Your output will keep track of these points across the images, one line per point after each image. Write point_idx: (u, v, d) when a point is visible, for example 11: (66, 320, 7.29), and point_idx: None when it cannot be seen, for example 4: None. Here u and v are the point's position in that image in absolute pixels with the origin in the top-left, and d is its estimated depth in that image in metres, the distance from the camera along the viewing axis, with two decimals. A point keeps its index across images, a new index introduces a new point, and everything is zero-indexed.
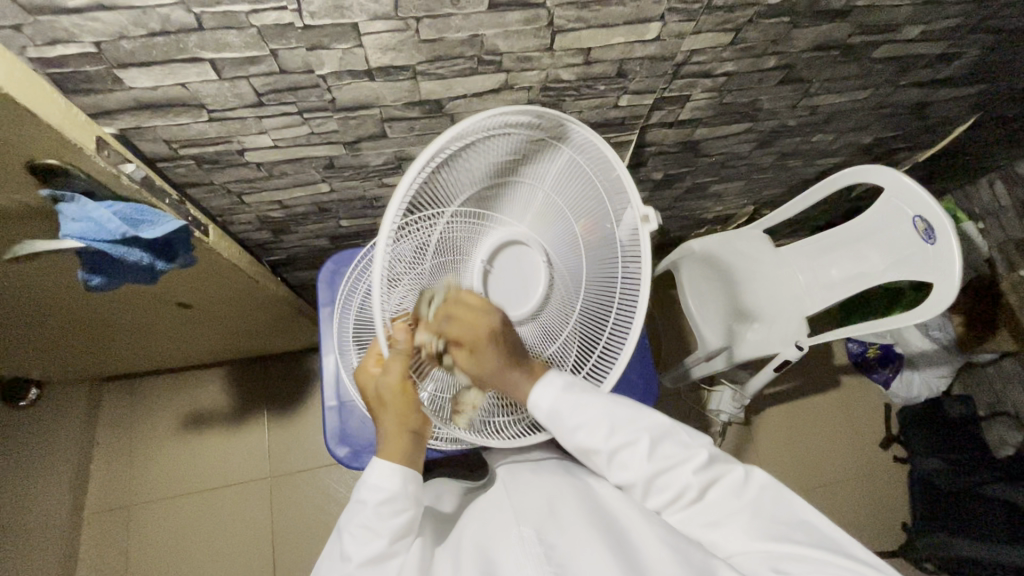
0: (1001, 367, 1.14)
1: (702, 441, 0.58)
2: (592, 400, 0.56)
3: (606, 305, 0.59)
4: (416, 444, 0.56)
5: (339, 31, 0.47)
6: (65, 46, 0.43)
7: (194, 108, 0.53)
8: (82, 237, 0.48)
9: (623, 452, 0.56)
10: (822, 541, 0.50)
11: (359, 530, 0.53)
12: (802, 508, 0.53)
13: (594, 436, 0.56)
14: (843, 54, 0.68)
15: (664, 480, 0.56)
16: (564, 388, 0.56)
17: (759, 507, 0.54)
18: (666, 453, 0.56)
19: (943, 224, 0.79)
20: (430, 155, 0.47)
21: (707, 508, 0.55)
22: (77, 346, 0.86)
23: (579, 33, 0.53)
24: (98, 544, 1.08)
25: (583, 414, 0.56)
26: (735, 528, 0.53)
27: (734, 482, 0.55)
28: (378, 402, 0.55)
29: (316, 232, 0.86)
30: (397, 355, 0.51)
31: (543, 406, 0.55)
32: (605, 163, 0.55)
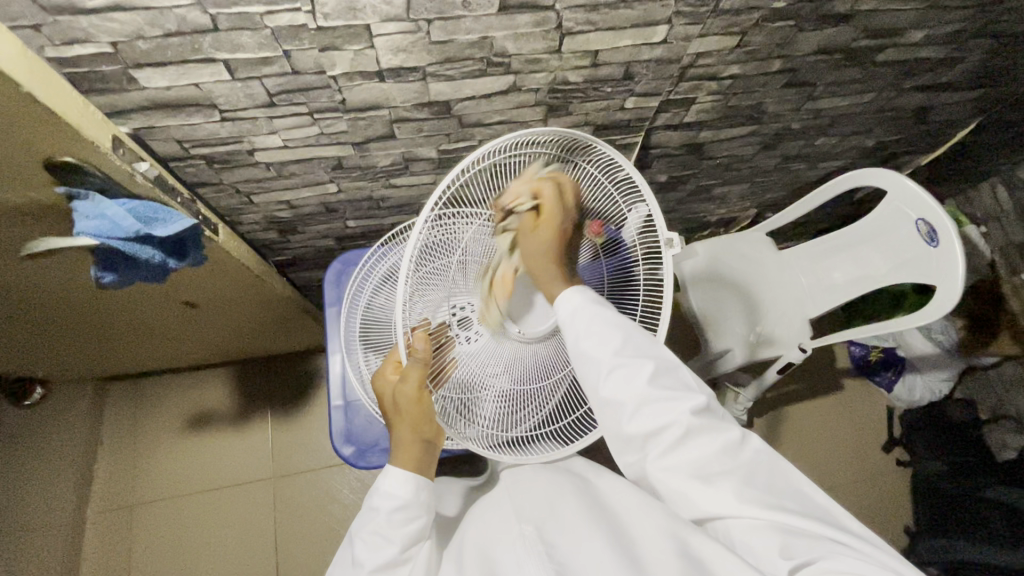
0: (1002, 370, 1.16)
1: (700, 390, 0.56)
2: (606, 316, 0.54)
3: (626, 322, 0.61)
4: (429, 452, 0.56)
5: (351, 33, 0.48)
6: (83, 46, 0.44)
7: (206, 108, 0.54)
8: (97, 234, 0.49)
9: (624, 369, 0.53)
10: (816, 513, 0.50)
11: (372, 536, 0.53)
12: (795, 477, 0.53)
13: (602, 345, 0.53)
14: (847, 58, 0.68)
15: (659, 410, 0.53)
16: (592, 302, 0.55)
17: (752, 470, 0.52)
18: (666, 386, 0.53)
19: (945, 225, 0.79)
20: (463, 166, 0.51)
21: (696, 459, 0.52)
22: (84, 344, 0.86)
23: (587, 36, 0.54)
24: (102, 543, 1.08)
25: (597, 324, 0.54)
26: (726, 487, 0.51)
27: (729, 442, 0.53)
28: (394, 409, 0.56)
29: (322, 232, 0.86)
30: (415, 365, 0.53)
31: (568, 306, 0.55)
32: (630, 183, 0.56)
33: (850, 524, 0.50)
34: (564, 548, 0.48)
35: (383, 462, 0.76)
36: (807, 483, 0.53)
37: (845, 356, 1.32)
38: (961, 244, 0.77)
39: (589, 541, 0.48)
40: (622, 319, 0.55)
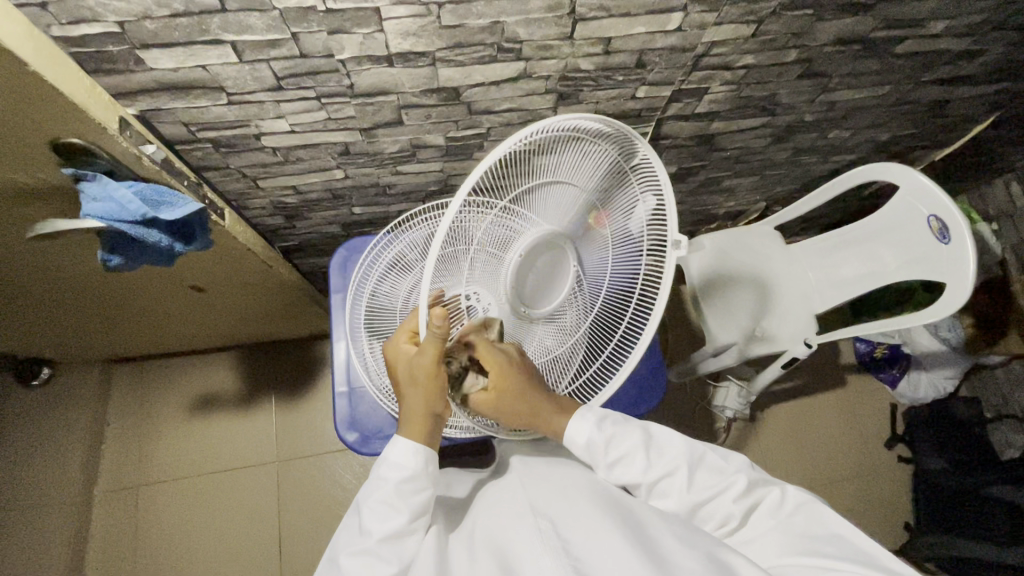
0: (1010, 369, 1.14)
1: (738, 464, 0.58)
2: (626, 433, 0.57)
3: (621, 307, 0.60)
4: (437, 426, 0.55)
5: (361, 16, 0.47)
6: (90, 25, 0.44)
7: (213, 90, 0.53)
8: (104, 217, 0.48)
9: (662, 483, 0.57)
10: (855, 554, 0.49)
11: (379, 506, 0.54)
12: (836, 524, 0.53)
13: (632, 468, 0.57)
14: (865, 49, 0.67)
15: (704, 509, 0.57)
16: (598, 423, 0.57)
17: (794, 527, 0.54)
18: (704, 482, 0.57)
19: (958, 224, 0.78)
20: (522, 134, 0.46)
21: (748, 535, 0.56)
22: (88, 327, 0.87)
23: (601, 22, 0.53)
24: (106, 523, 1.09)
25: (619, 450, 0.57)
26: (770, 548, 0.54)
27: (771, 503, 0.56)
28: (409, 378, 0.53)
29: (328, 219, 0.86)
30: (433, 340, 0.48)
31: (580, 444, 0.56)
32: (651, 174, 0.55)
33: (893, 564, 0.48)
34: (580, 543, 0.48)
35: (385, 448, 0.76)
36: (849, 528, 0.52)
37: (851, 352, 1.32)
38: (974, 243, 0.76)
39: (605, 535, 0.48)
40: (642, 430, 0.58)
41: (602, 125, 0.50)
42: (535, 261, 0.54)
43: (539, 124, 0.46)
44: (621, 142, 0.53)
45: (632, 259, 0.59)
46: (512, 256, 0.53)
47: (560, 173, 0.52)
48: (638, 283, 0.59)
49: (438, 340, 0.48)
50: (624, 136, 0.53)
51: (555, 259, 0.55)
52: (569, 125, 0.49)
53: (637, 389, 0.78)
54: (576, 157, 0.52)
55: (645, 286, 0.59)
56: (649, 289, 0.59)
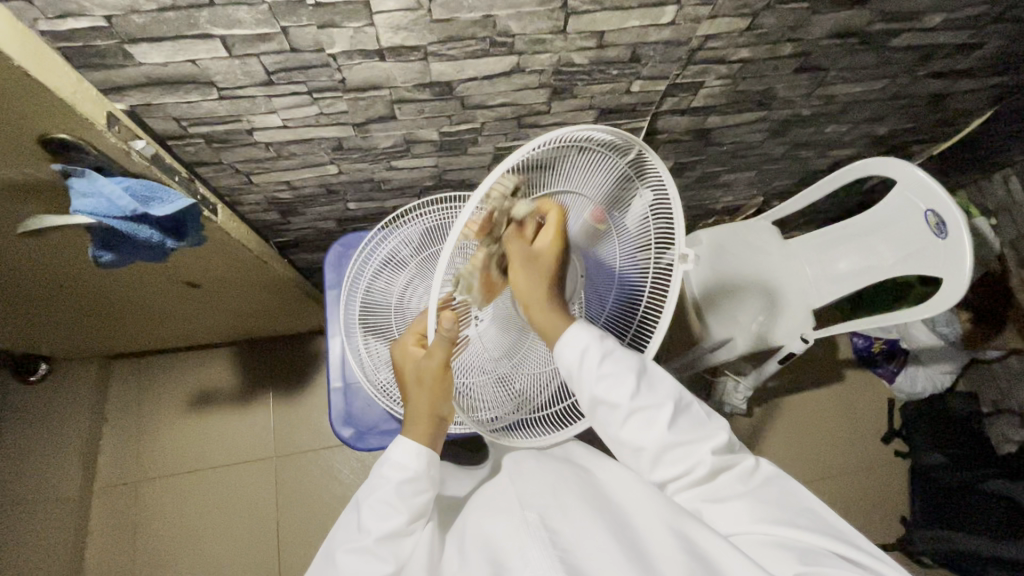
0: (1007, 364, 1.13)
1: (717, 423, 0.58)
2: (623, 358, 0.55)
3: (631, 311, 0.62)
4: (440, 428, 0.57)
5: (351, 9, 0.47)
6: (77, 19, 0.43)
7: (203, 85, 0.53)
8: (94, 213, 0.48)
9: (642, 414, 0.55)
10: (828, 530, 0.51)
11: (379, 505, 0.55)
12: (809, 500, 0.54)
13: (618, 392, 0.55)
14: (861, 42, 0.67)
15: (678, 453, 0.56)
16: (595, 339, 0.55)
17: (765, 492, 0.55)
18: (683, 427, 0.56)
19: (954, 218, 0.77)
20: (522, 153, 0.44)
21: (714, 490, 0.56)
22: (84, 323, 0.87)
23: (594, 16, 0.53)
24: (106, 518, 1.10)
25: (610, 368, 0.54)
26: (739, 509, 0.54)
27: (744, 469, 0.57)
28: (414, 380, 0.55)
29: (323, 214, 0.86)
30: (442, 344, 0.50)
31: (572, 353, 0.53)
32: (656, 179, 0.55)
33: (862, 543, 0.50)
34: (570, 539, 0.48)
35: (381, 444, 0.76)
36: (821, 505, 0.54)
37: (848, 348, 1.32)
38: (971, 237, 0.76)
39: (593, 529, 0.48)
40: (635, 359, 0.56)
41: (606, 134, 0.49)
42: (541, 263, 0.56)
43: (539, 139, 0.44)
44: (623, 148, 0.53)
45: (640, 264, 0.59)
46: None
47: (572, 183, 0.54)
48: (646, 290, 0.60)
49: (448, 344, 0.50)
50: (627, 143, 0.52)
51: (562, 261, 0.57)
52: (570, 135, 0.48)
53: None
54: (586, 169, 0.53)
55: (653, 293, 0.59)
56: (657, 296, 0.59)
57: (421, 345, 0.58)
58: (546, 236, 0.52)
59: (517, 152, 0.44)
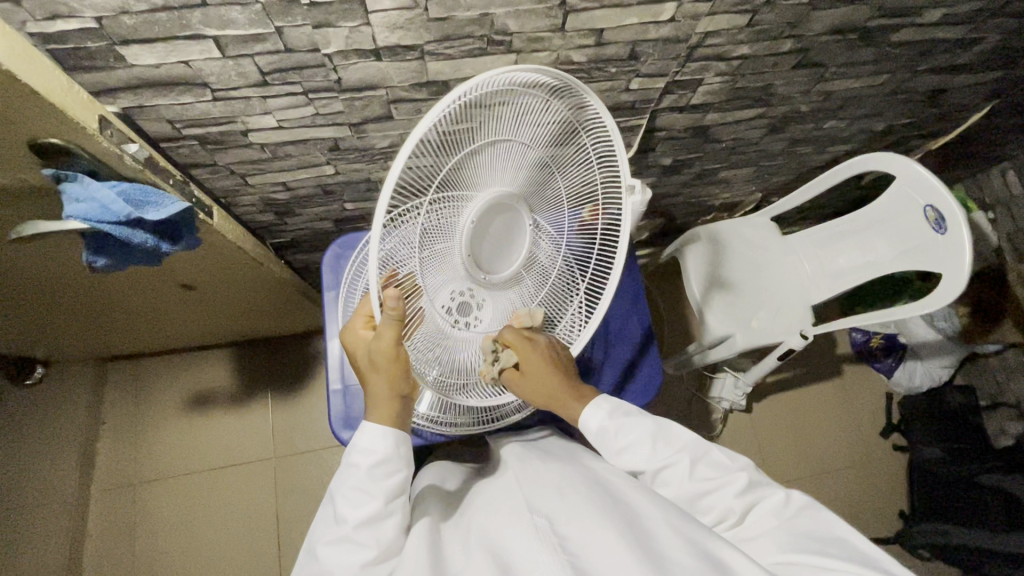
0: (1004, 358, 1.15)
1: (742, 464, 0.58)
2: (636, 422, 0.59)
3: (582, 261, 0.61)
4: (406, 406, 0.54)
5: (346, 9, 0.46)
6: (66, 21, 0.42)
7: (197, 87, 0.52)
8: (87, 218, 0.47)
9: (665, 471, 0.58)
10: (857, 556, 0.48)
11: (352, 493, 0.53)
12: (839, 527, 0.51)
13: (638, 456, 0.58)
14: (861, 38, 0.66)
15: (705, 500, 0.56)
16: (609, 414, 0.59)
17: (795, 524, 0.53)
18: (705, 475, 0.57)
19: (954, 212, 0.77)
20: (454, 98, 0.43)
21: (747, 532, 0.55)
22: (80, 326, 0.86)
23: (592, 13, 0.52)
24: (105, 521, 1.09)
25: (627, 437, 0.58)
26: (769, 544, 0.53)
27: (775, 504, 0.55)
28: (369, 365, 0.51)
29: (320, 215, 0.85)
30: (388, 323, 0.47)
31: (591, 429, 0.59)
32: (601, 127, 0.54)
33: (896, 569, 0.46)
34: (577, 541, 0.48)
35: None
36: (854, 532, 0.51)
37: (846, 343, 1.32)
38: (969, 230, 0.76)
39: (603, 530, 0.48)
40: (651, 421, 0.59)
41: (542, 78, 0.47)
42: (490, 228, 0.52)
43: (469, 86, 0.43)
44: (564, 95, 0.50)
45: (591, 213, 0.58)
46: (464, 223, 0.50)
47: (506, 131, 0.49)
48: (597, 237, 0.60)
49: (397, 323, 0.47)
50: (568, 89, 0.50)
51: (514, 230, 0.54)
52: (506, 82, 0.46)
53: (631, 384, 0.78)
54: (523, 117, 0.49)
55: (604, 237, 0.60)
56: (609, 240, 0.60)
57: (370, 326, 0.55)
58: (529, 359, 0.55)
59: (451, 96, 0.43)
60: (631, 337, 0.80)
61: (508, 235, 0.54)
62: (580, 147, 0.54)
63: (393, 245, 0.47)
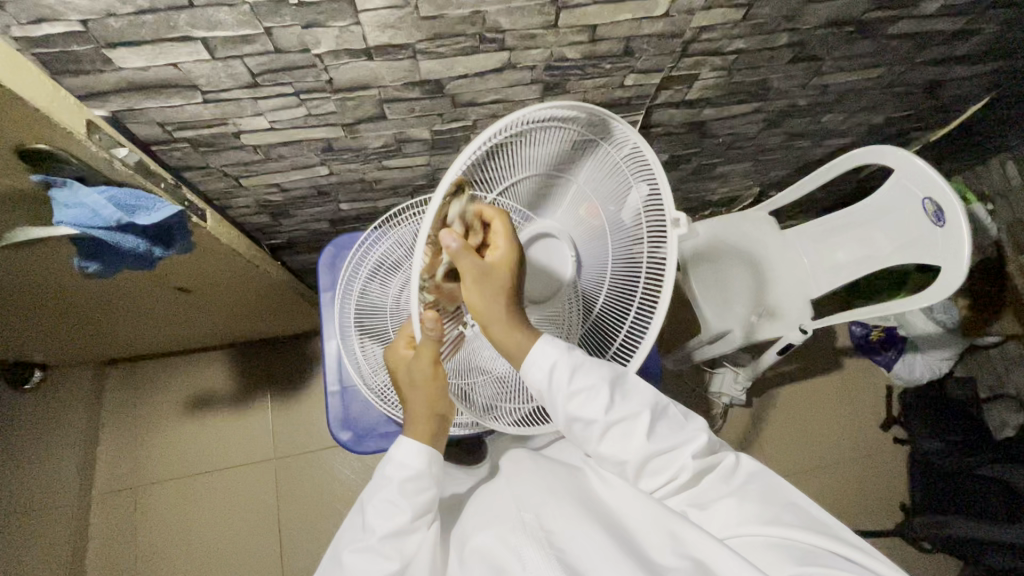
0: (1004, 349, 1.15)
1: (695, 424, 0.56)
2: (594, 368, 0.53)
3: (626, 299, 0.56)
4: (441, 425, 0.56)
5: (335, 8, 0.45)
6: (51, 25, 0.42)
7: (187, 89, 0.51)
8: (78, 224, 0.47)
9: (619, 425, 0.53)
10: (813, 524, 0.48)
11: (383, 504, 0.54)
12: (789, 490, 0.52)
13: (592, 404, 0.52)
14: (857, 31, 0.65)
15: (659, 460, 0.54)
16: (565, 350, 0.53)
17: (749, 489, 0.53)
18: (662, 434, 0.54)
19: (952, 204, 0.77)
20: (491, 131, 0.45)
21: (701, 495, 0.54)
22: (76, 330, 0.85)
23: (585, 10, 0.51)
24: (107, 524, 1.09)
25: (580, 380, 0.52)
26: (725, 510, 0.52)
27: (726, 467, 0.55)
28: (409, 381, 0.54)
29: (316, 216, 0.84)
30: (426, 344, 0.49)
31: (540, 367, 0.51)
32: (642, 158, 0.51)
33: (848, 535, 0.48)
34: (568, 545, 0.48)
35: (380, 447, 0.75)
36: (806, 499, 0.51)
37: (846, 337, 1.32)
38: (968, 221, 0.75)
39: (591, 533, 0.48)
40: (607, 365, 0.54)
41: (575, 108, 0.47)
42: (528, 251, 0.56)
43: (503, 119, 0.44)
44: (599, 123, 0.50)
45: (634, 249, 0.54)
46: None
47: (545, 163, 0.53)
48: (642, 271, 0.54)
49: (432, 342, 0.49)
50: (603, 119, 0.50)
51: (552, 252, 0.56)
52: (537, 113, 0.46)
53: None
54: (558, 146, 0.51)
55: (648, 275, 0.53)
56: (654, 274, 0.53)
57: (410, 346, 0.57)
58: (499, 241, 0.48)
59: (491, 127, 0.45)
60: None
61: (546, 259, 0.56)
62: (622, 180, 0.53)
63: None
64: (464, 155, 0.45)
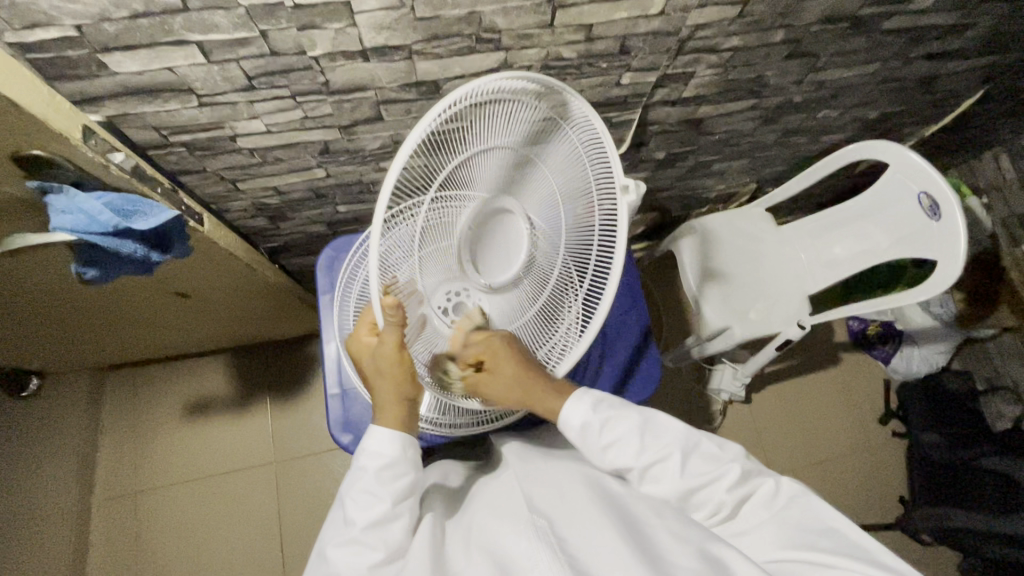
0: (1000, 341, 1.16)
1: (732, 453, 0.57)
2: (622, 416, 0.57)
3: (580, 269, 0.57)
4: (412, 411, 0.54)
5: (331, 10, 0.45)
6: (45, 30, 0.42)
7: (183, 93, 0.51)
8: (75, 230, 0.46)
9: (655, 467, 0.56)
10: (852, 547, 0.48)
11: (362, 495, 0.52)
12: (831, 513, 0.52)
13: (625, 453, 0.56)
14: (852, 27, 0.66)
15: (698, 495, 0.55)
16: (593, 407, 0.57)
17: (787, 516, 0.53)
18: (697, 469, 0.55)
19: (947, 198, 0.77)
20: (440, 106, 0.43)
21: (741, 523, 0.54)
22: (73, 337, 0.85)
23: (580, 9, 0.52)
24: (107, 531, 1.09)
25: (610, 433, 0.56)
26: (765, 540, 0.52)
27: (766, 493, 0.54)
28: (374, 368, 0.52)
29: (313, 218, 0.84)
30: (390, 330, 0.47)
31: (574, 426, 0.56)
32: (594, 132, 0.52)
33: (892, 558, 0.47)
34: (578, 543, 0.47)
35: None
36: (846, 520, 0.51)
37: (843, 332, 1.32)
38: (963, 217, 0.75)
39: (602, 534, 0.48)
40: (634, 413, 0.57)
41: (524, 80, 0.47)
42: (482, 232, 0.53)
43: (450, 94, 0.43)
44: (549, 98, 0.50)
45: (586, 218, 0.55)
46: (462, 225, 0.52)
47: (497, 134, 0.50)
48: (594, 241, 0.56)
49: (396, 330, 0.48)
50: (553, 93, 0.49)
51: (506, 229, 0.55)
52: (486, 87, 0.45)
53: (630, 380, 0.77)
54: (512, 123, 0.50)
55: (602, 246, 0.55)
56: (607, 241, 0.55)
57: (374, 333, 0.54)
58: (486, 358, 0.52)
59: (439, 103, 0.43)
60: (627, 331, 0.79)
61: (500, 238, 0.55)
62: (574, 152, 0.53)
63: (392, 246, 0.49)
64: (412, 134, 0.42)
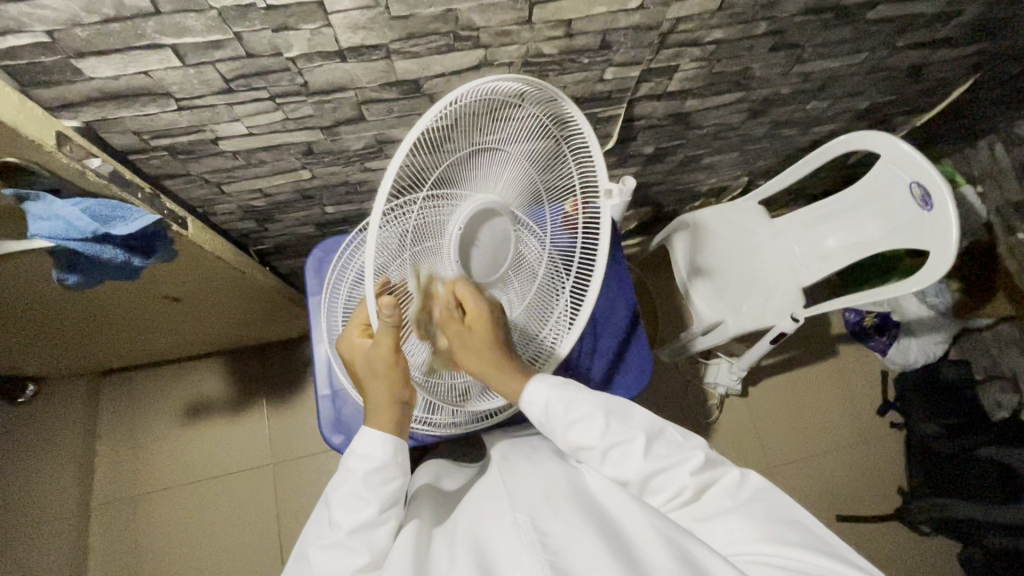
0: (998, 332, 1.14)
1: (696, 442, 0.58)
2: (587, 398, 0.57)
3: (563, 271, 0.56)
4: (405, 414, 0.53)
5: (304, 11, 0.45)
6: (16, 36, 0.41)
7: (161, 97, 0.51)
8: (52, 237, 0.46)
9: (618, 448, 0.55)
10: (818, 543, 0.48)
11: (349, 498, 0.52)
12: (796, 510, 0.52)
13: (586, 431, 0.56)
14: (836, 17, 0.65)
15: (662, 479, 0.55)
16: (558, 386, 0.57)
17: (752, 508, 0.53)
18: (662, 453, 0.56)
19: (940, 188, 0.76)
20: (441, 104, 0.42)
21: (705, 510, 0.55)
22: (65, 343, 0.85)
23: (558, 5, 0.51)
24: (106, 535, 1.09)
25: (576, 411, 0.56)
26: (731, 528, 0.52)
27: (729, 483, 0.55)
28: (368, 372, 0.51)
29: (301, 219, 0.84)
30: (386, 331, 0.46)
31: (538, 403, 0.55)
32: (579, 135, 0.52)
33: (852, 554, 0.48)
34: (557, 540, 0.47)
35: None
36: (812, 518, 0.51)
37: (840, 323, 1.32)
38: (956, 207, 0.75)
39: (584, 534, 0.47)
40: (602, 397, 0.58)
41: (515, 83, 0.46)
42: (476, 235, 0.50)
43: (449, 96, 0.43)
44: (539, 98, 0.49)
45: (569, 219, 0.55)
46: (452, 229, 0.49)
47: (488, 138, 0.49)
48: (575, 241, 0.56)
49: (393, 332, 0.46)
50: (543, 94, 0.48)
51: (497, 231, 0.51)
52: (479, 88, 0.45)
53: (621, 376, 0.77)
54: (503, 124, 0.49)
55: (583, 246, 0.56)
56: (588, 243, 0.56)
57: (365, 335, 0.54)
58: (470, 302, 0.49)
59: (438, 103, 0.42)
60: (619, 326, 0.79)
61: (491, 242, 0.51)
62: (560, 157, 0.53)
63: (383, 250, 0.46)
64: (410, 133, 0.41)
